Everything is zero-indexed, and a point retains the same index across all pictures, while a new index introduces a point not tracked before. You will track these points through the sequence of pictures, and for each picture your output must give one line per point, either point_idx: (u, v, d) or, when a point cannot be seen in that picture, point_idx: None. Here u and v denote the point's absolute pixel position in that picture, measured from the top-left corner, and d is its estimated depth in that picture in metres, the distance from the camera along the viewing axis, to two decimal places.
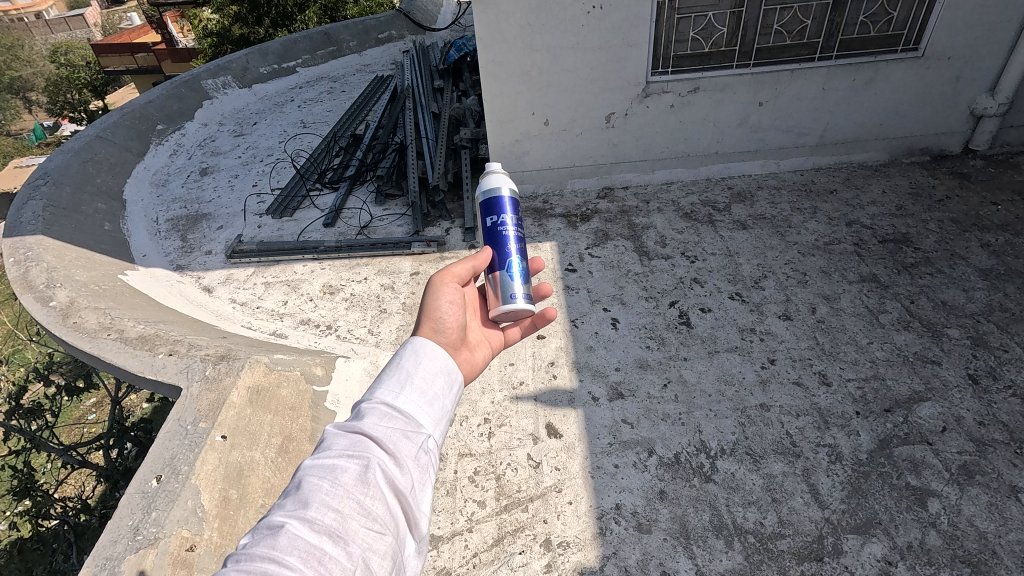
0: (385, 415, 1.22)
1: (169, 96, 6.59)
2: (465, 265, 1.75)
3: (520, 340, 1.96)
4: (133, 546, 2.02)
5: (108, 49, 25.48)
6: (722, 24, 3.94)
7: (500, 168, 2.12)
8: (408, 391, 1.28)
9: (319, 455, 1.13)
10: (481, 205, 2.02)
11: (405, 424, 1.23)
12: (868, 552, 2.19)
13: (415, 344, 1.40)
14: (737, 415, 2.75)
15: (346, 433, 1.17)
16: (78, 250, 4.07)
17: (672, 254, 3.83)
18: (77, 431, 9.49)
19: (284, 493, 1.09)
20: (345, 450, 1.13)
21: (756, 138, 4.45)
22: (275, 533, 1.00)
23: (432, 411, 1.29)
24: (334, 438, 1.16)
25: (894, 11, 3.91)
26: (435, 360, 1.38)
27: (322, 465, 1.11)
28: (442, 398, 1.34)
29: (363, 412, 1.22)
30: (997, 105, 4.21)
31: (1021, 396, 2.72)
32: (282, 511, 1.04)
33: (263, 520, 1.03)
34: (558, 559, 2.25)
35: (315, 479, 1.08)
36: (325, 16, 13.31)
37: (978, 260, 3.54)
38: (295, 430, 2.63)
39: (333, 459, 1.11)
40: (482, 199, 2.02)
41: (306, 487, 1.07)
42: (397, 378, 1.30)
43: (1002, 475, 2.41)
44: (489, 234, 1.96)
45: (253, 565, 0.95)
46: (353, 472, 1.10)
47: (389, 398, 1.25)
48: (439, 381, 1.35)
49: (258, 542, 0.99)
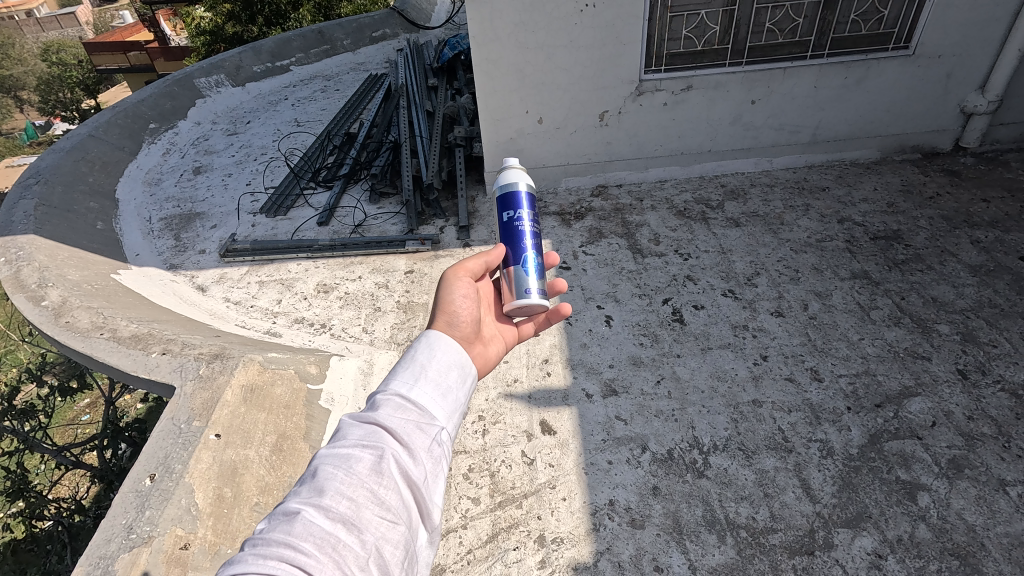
0: (400, 406, 1.22)
1: (162, 95, 6.55)
2: (479, 260, 1.76)
3: (534, 335, 1.95)
4: (127, 544, 2.01)
5: (100, 47, 25.30)
6: (715, 23, 3.96)
7: (517, 163, 2.10)
8: (422, 383, 1.29)
9: (334, 444, 1.14)
10: (498, 199, 2.01)
11: (419, 415, 1.23)
12: (859, 545, 2.22)
13: (430, 337, 1.41)
14: (730, 411, 2.77)
15: (361, 423, 1.18)
16: (70, 249, 4.04)
17: (665, 252, 3.85)
18: (71, 431, 9.50)
19: (299, 480, 1.10)
20: (360, 440, 1.14)
21: (750, 136, 4.48)
22: (290, 519, 1.00)
23: (446, 404, 1.29)
24: (349, 427, 1.17)
25: (885, 10, 3.95)
26: (450, 353, 1.38)
27: (337, 454, 1.11)
28: (456, 391, 1.34)
29: (378, 403, 1.23)
30: (987, 103, 4.25)
31: (1010, 390, 2.75)
32: (297, 498, 1.05)
33: (278, 507, 1.03)
34: (552, 555, 2.27)
35: (330, 468, 1.08)
36: (319, 15, 13.27)
37: (968, 256, 3.58)
38: (289, 428, 2.64)
39: (348, 449, 1.12)
40: (499, 193, 2.00)
41: (321, 475, 1.07)
42: (412, 370, 1.31)
43: (990, 468, 2.44)
44: (505, 229, 1.95)
45: (269, 551, 0.95)
46: (368, 461, 1.10)
47: (403, 389, 1.26)
48: (453, 374, 1.35)
49: (273, 528, 1.00)
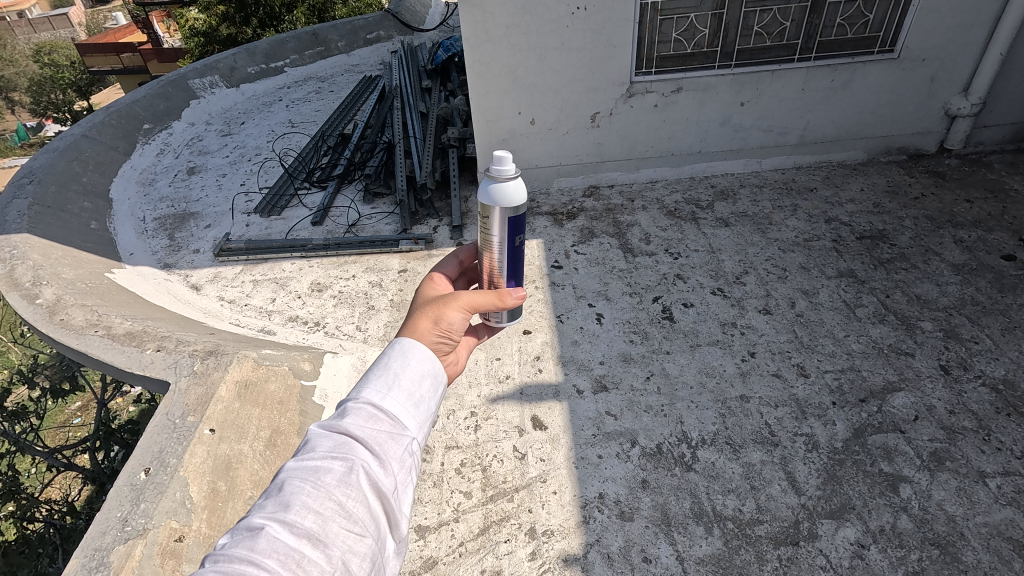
0: (371, 416, 1.23)
1: (156, 95, 6.56)
2: (489, 302, 1.62)
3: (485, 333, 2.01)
4: (122, 537, 2.03)
5: (94, 49, 25.26)
6: (704, 26, 4.03)
7: (511, 166, 1.76)
8: (395, 392, 1.28)
9: (303, 457, 1.15)
10: (497, 220, 1.77)
11: (391, 425, 1.24)
12: (842, 535, 2.27)
13: (403, 344, 1.38)
14: (718, 406, 2.82)
15: (330, 434, 1.19)
16: (64, 248, 4.05)
17: (656, 251, 3.91)
18: (62, 434, 9.50)
19: (267, 493, 1.12)
20: (329, 451, 1.16)
21: (738, 137, 4.55)
22: (254, 534, 1.02)
23: (418, 412, 1.30)
24: (318, 439, 1.18)
25: (870, 14, 4.02)
26: (423, 361, 1.37)
27: (304, 467, 1.13)
28: (429, 399, 1.34)
29: (348, 411, 1.23)
30: (970, 105, 4.34)
31: (990, 385, 2.82)
32: (262, 513, 1.07)
33: (243, 522, 1.05)
34: (542, 547, 2.31)
35: (298, 482, 1.10)
36: (313, 16, 13.25)
37: (951, 255, 3.65)
38: (282, 424, 2.71)
39: (316, 461, 1.14)
40: (500, 216, 1.76)
41: (288, 489, 1.09)
42: (385, 378, 1.30)
43: (970, 461, 2.50)
44: (514, 255, 1.84)
45: (232, 567, 0.97)
46: (337, 473, 1.12)
47: (375, 398, 1.26)
48: (426, 383, 1.34)
49: (237, 544, 1.02)
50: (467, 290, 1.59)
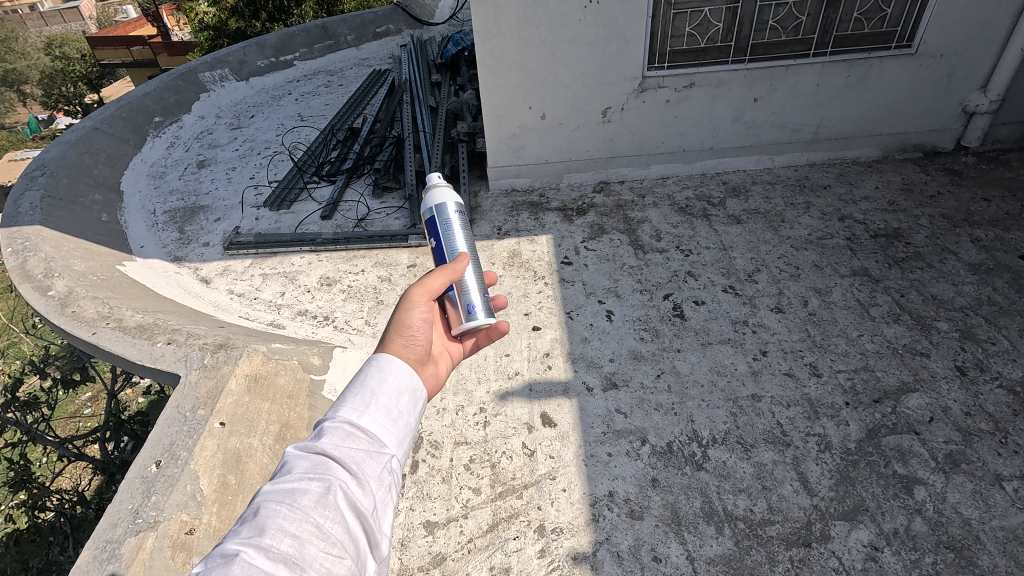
0: (348, 434, 1.22)
1: (166, 88, 6.58)
2: (440, 280, 1.70)
3: (476, 351, 1.94)
4: (133, 529, 2.05)
5: (104, 42, 25.38)
6: (718, 20, 3.96)
7: (441, 181, 2.08)
8: (372, 410, 1.28)
9: (278, 480, 1.12)
10: (427, 222, 1.98)
11: (369, 443, 1.23)
12: (855, 537, 2.24)
13: (380, 360, 1.39)
14: (729, 405, 2.79)
15: (306, 454, 1.17)
16: (76, 241, 4.09)
17: (666, 248, 3.87)
18: (72, 424, 9.72)
19: (240, 520, 1.07)
20: (306, 473, 1.13)
21: (752, 133, 4.49)
22: (227, 561, 0.97)
23: (396, 430, 1.29)
24: (294, 461, 1.16)
25: (888, 8, 3.95)
26: (401, 377, 1.37)
27: (280, 490, 1.10)
28: (407, 416, 1.33)
29: (324, 431, 1.22)
30: (988, 102, 4.25)
31: (1008, 386, 2.77)
32: (236, 539, 1.02)
33: (215, 549, 1.00)
34: (552, 544, 2.30)
35: (273, 504, 1.07)
36: (322, 10, 13.34)
37: (968, 255, 3.59)
38: (292, 418, 2.67)
39: (293, 483, 1.11)
40: (427, 216, 1.98)
41: (263, 513, 1.05)
42: (362, 397, 1.30)
43: (987, 463, 2.46)
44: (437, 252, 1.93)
45: None
46: (314, 494, 1.09)
47: (352, 416, 1.25)
48: (404, 400, 1.34)
49: (209, 572, 0.96)
50: (418, 282, 1.67)
